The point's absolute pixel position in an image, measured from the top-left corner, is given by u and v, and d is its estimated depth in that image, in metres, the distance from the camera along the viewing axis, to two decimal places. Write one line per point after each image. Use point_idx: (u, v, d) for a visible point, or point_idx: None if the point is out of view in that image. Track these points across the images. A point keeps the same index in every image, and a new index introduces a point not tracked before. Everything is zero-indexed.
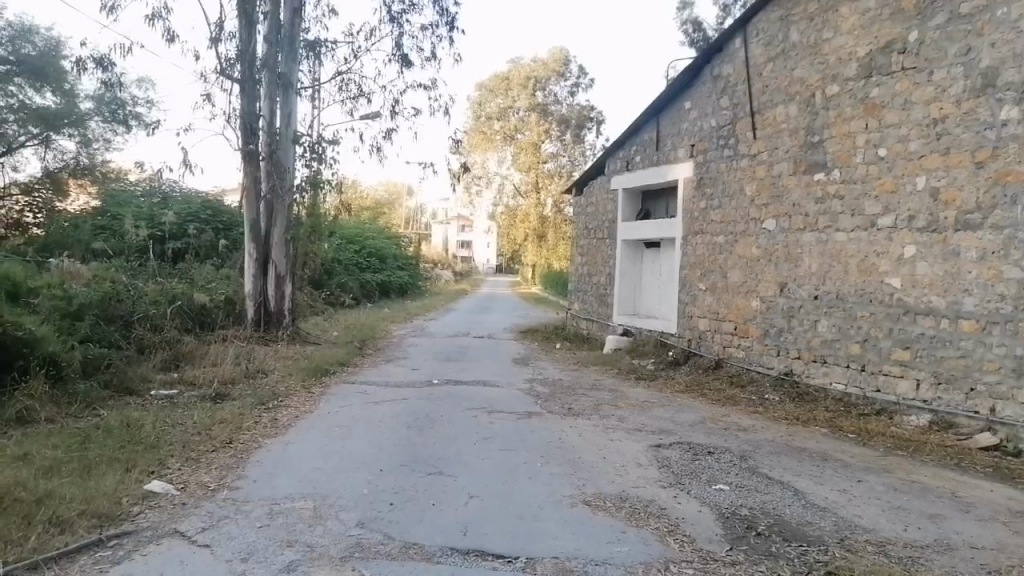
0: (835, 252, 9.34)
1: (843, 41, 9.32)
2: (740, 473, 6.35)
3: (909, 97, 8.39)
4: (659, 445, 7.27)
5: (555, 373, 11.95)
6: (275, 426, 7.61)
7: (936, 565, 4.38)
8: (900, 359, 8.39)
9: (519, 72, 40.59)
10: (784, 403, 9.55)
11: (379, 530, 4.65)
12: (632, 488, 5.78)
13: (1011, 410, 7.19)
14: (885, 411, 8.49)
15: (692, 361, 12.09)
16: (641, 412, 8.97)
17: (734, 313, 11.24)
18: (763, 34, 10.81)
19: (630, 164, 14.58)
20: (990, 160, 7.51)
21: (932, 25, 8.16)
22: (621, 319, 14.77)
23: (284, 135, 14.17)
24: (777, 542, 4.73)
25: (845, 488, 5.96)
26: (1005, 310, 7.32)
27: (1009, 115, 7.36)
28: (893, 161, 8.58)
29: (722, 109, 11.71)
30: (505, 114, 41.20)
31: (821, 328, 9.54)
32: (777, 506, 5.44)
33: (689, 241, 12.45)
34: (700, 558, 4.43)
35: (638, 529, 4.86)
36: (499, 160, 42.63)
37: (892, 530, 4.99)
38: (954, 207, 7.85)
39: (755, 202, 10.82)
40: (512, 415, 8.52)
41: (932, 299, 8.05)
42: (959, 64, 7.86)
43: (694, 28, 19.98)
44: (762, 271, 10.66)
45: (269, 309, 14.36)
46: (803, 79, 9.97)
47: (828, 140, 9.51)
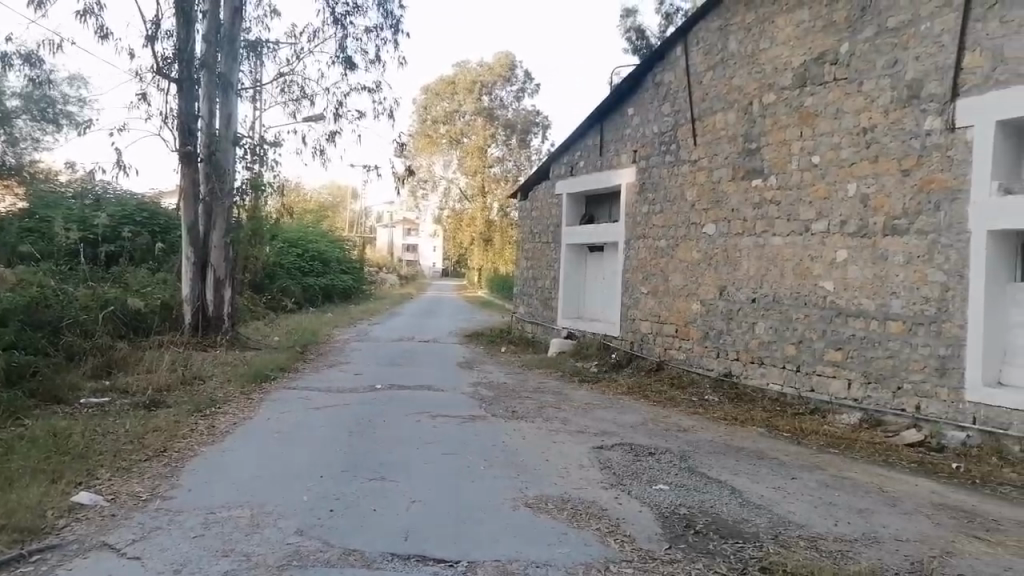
0: (772, 255, 9.59)
1: (779, 51, 9.62)
2: (680, 472, 6.47)
3: (841, 106, 8.69)
4: (602, 446, 7.35)
5: (499, 377, 11.94)
6: (212, 433, 7.43)
7: (864, 558, 4.54)
8: (833, 359, 8.67)
9: (465, 76, 40.53)
10: (723, 403, 9.77)
11: (319, 537, 4.58)
12: (575, 489, 5.84)
13: (934, 407, 7.50)
14: (819, 410, 8.77)
15: (634, 363, 12.25)
16: (585, 414, 9.06)
17: (675, 316, 11.43)
18: (703, 42, 11.05)
19: (574, 169, 14.70)
20: (915, 167, 7.81)
21: (862, 37, 8.49)
22: (565, 322, 14.88)
23: (223, 137, 13.86)
24: (714, 539, 4.83)
25: (779, 486, 6.13)
26: (930, 311, 7.62)
27: (933, 125, 7.66)
28: (827, 167, 8.85)
29: (665, 115, 11.92)
30: (451, 118, 41.03)
31: (759, 329, 9.79)
32: (715, 505, 5.56)
33: (632, 244, 12.62)
34: (640, 557, 4.50)
35: (579, 530, 4.91)
36: (445, 163, 42.39)
37: (823, 525, 5.15)
38: (883, 212, 8.15)
39: (696, 206, 11.04)
40: (455, 418, 8.52)
41: (862, 301, 8.34)
42: (887, 76, 8.17)
43: (637, 36, 20.29)
44: (702, 274, 10.88)
45: (207, 314, 14.04)
46: (742, 86, 10.23)
47: (765, 147, 9.77)
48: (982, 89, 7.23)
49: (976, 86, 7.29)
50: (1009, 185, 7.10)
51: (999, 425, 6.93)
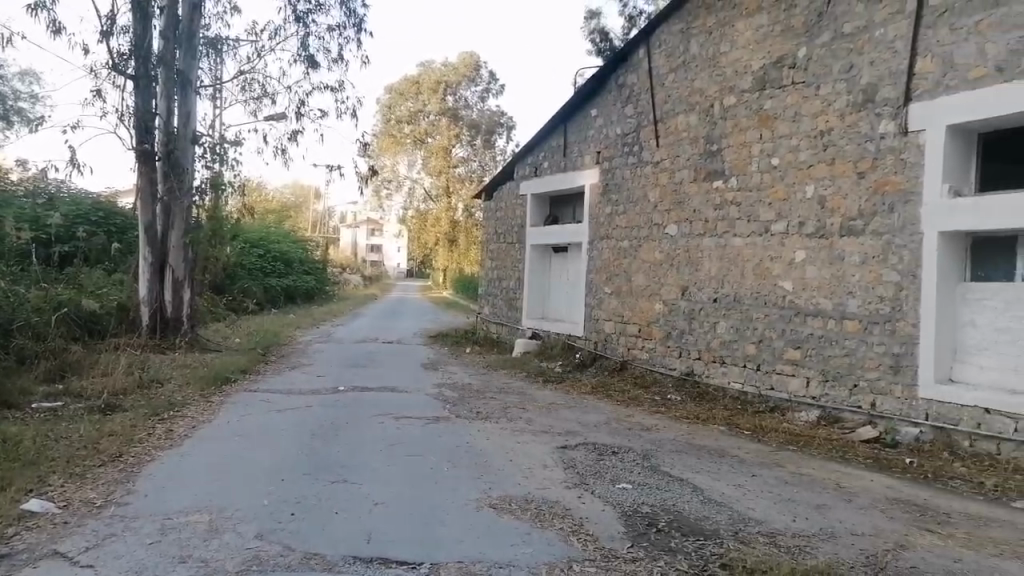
0: (733, 255, 9.73)
1: (738, 55, 9.78)
2: (643, 471, 6.53)
3: (799, 109, 8.85)
4: (566, 446, 7.38)
5: (464, 377, 11.91)
6: (170, 437, 7.30)
7: (821, 553, 4.63)
8: (791, 358, 8.83)
9: (429, 76, 40.44)
10: (685, 402, 9.89)
11: (280, 541, 4.52)
12: (539, 489, 5.85)
13: (888, 404, 7.68)
14: (778, 408, 8.92)
15: (598, 363, 12.33)
16: (549, 414, 9.08)
17: (638, 315, 11.53)
18: (665, 44, 11.17)
19: (539, 170, 14.74)
20: (870, 170, 7.99)
21: (819, 42, 8.66)
22: (530, 322, 14.91)
23: (182, 135, 13.55)
24: (676, 537, 4.89)
25: (740, 483, 6.21)
26: (884, 310, 7.80)
27: (887, 129, 7.83)
28: (786, 169, 9.01)
29: (628, 117, 12.02)
30: (415, 118, 40.90)
31: (720, 329, 9.92)
32: (677, 503, 5.62)
33: (596, 245, 12.69)
34: (602, 556, 4.53)
35: (543, 530, 4.92)
36: (410, 163, 42.16)
37: (782, 521, 5.24)
38: (839, 213, 8.31)
39: (658, 207, 11.14)
40: (419, 420, 8.47)
41: (820, 301, 8.51)
42: (843, 80, 8.35)
43: (601, 37, 20.38)
44: (664, 274, 10.99)
45: (165, 316, 13.77)
46: (703, 89, 10.36)
47: (726, 149, 9.91)
48: (933, 94, 7.42)
49: (928, 91, 7.48)
50: (959, 188, 7.28)
51: (949, 420, 7.11)
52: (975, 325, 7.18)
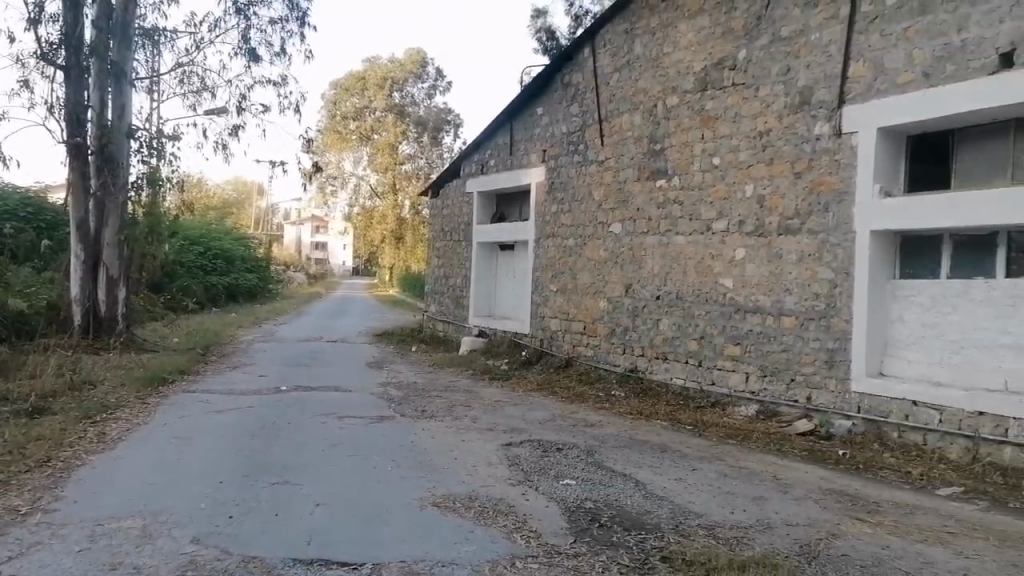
0: (676, 254, 9.89)
1: (681, 56, 9.94)
2: (587, 467, 6.58)
3: (739, 110, 9.04)
4: (510, 443, 7.40)
5: (409, 376, 11.84)
6: (102, 441, 7.05)
7: (757, 544, 4.74)
8: (731, 354, 9.02)
9: (375, 72, 40.14)
10: (629, 398, 10.03)
11: (217, 545, 4.42)
12: (483, 487, 5.85)
13: (823, 398, 7.92)
14: (719, 403, 9.11)
15: (543, 360, 12.39)
16: (494, 411, 9.09)
17: (584, 313, 11.62)
18: (610, 44, 11.28)
19: (485, 168, 14.74)
20: (806, 171, 8.21)
21: (758, 44, 8.86)
22: (476, 320, 14.91)
23: (116, 128, 13.13)
24: (618, 531, 4.95)
25: (681, 477, 6.32)
26: (819, 307, 8.03)
27: (822, 130, 8.06)
28: (726, 169, 9.19)
29: (573, 116, 12.10)
30: (361, 114, 40.53)
31: (663, 326, 10.07)
32: (620, 497, 5.69)
33: (541, 243, 12.74)
34: (545, 552, 4.55)
35: (486, 528, 4.92)
36: (355, 160, 41.64)
37: (721, 514, 5.36)
38: (777, 213, 8.52)
39: (603, 206, 11.25)
40: (363, 419, 8.39)
41: (759, 298, 8.71)
42: (781, 82, 8.56)
43: (547, 36, 20.47)
44: (609, 272, 11.11)
45: (99, 315, 13.30)
46: (646, 89, 10.50)
47: (669, 149, 10.06)
48: (865, 97, 7.66)
49: (860, 94, 7.71)
50: (890, 188, 7.53)
51: (880, 413, 7.37)
52: (904, 321, 7.44)
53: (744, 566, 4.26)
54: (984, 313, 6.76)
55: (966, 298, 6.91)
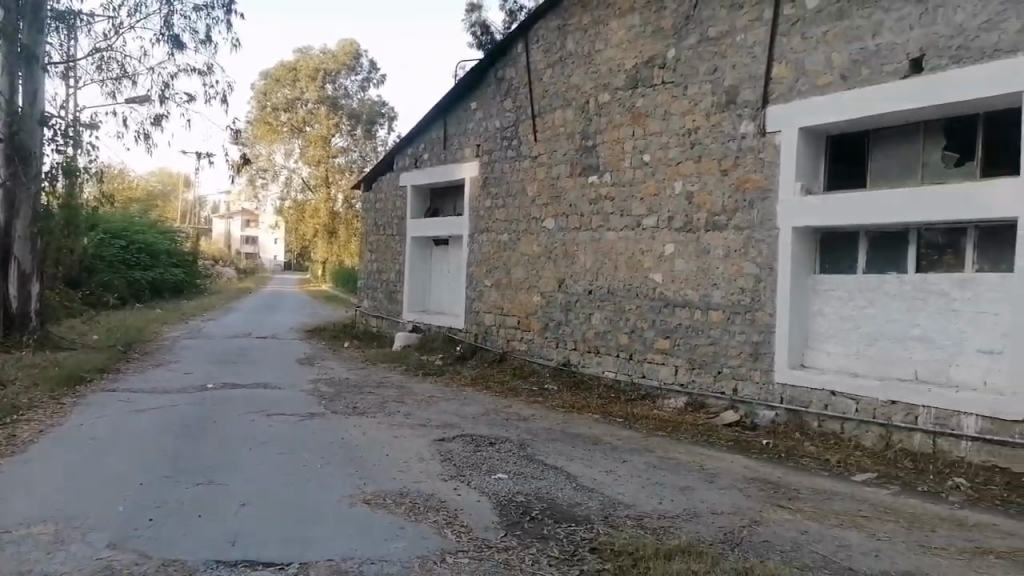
0: (607, 249, 10.02)
1: (612, 54, 10.07)
2: (519, 461, 6.61)
3: (668, 108, 9.21)
4: (443, 439, 7.37)
5: (341, 372, 11.66)
6: (12, 444, 6.71)
7: (684, 532, 4.86)
8: (661, 348, 9.21)
9: (307, 63, 39.44)
10: (562, 392, 10.12)
11: (135, 549, 4.27)
12: (414, 483, 5.81)
13: (748, 389, 8.17)
14: (649, 395, 9.29)
15: (478, 355, 12.37)
16: (428, 407, 9.05)
17: (517, 308, 11.67)
18: (543, 40, 11.34)
19: (418, 162, 14.63)
20: (732, 169, 8.42)
21: (686, 44, 9.05)
22: (410, 316, 14.79)
23: (28, 114, 12.49)
24: (549, 524, 4.99)
25: (611, 469, 6.41)
26: (744, 301, 8.25)
27: (747, 129, 8.28)
28: (656, 166, 9.34)
29: (506, 111, 12.12)
30: (292, 106, 39.69)
31: (595, 320, 10.20)
32: (551, 490, 5.74)
33: (475, 238, 12.72)
34: (475, 546, 4.56)
35: (417, 524, 4.89)
36: (287, 152, 40.70)
37: (649, 504, 5.47)
38: (705, 209, 8.71)
39: (537, 201, 11.30)
40: (293, 416, 8.22)
41: (687, 293, 8.91)
42: (708, 81, 8.75)
43: (482, 30, 20.43)
44: (542, 267, 11.18)
45: (10, 312, 12.76)
46: (579, 85, 10.59)
47: (601, 145, 10.18)
48: (787, 98, 7.90)
49: (783, 95, 7.95)
50: (810, 186, 7.79)
51: (801, 403, 7.64)
52: (824, 314, 7.72)
53: (670, 555, 4.35)
54: (897, 306, 7.07)
55: (880, 292, 7.22)
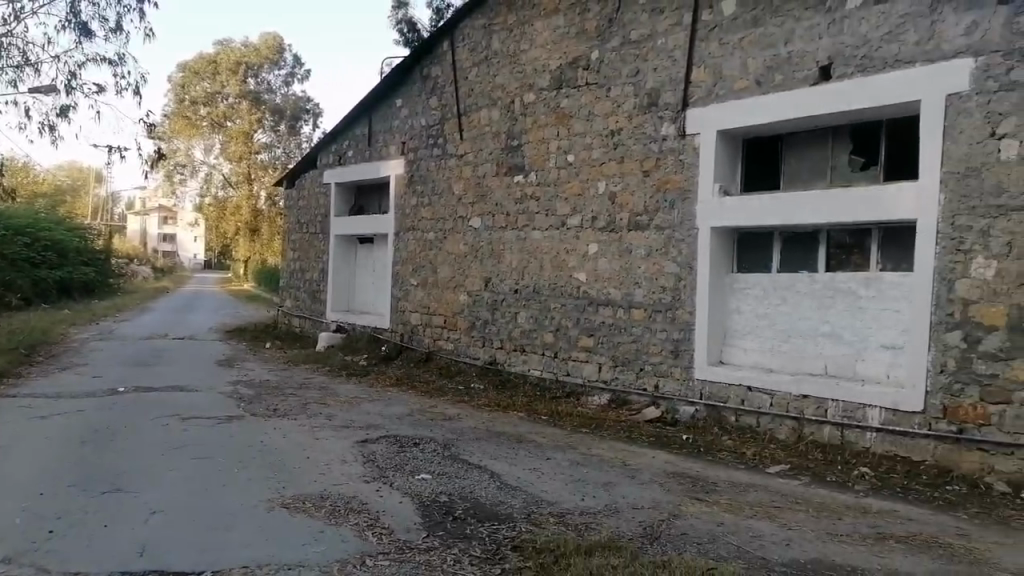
0: (533, 248, 10.08)
1: (537, 54, 10.14)
2: (443, 461, 6.57)
3: (592, 109, 9.33)
4: (366, 440, 7.27)
5: (262, 374, 11.37)
6: None
7: (605, 528, 4.92)
8: (585, 346, 9.32)
9: (228, 55, 38.17)
10: (488, 391, 10.12)
11: (32, 564, 4.04)
12: (336, 486, 5.71)
13: (668, 386, 8.35)
14: (574, 393, 9.39)
15: (404, 355, 12.26)
16: (351, 408, 8.90)
17: (443, 307, 11.62)
18: (468, 38, 11.31)
19: (343, 159, 14.39)
20: (654, 169, 8.58)
21: (609, 46, 9.17)
22: (334, 315, 14.53)
23: None
24: (472, 523, 4.98)
25: (535, 467, 6.44)
26: (665, 299, 8.43)
27: (668, 131, 8.45)
28: (580, 166, 9.44)
29: (432, 109, 12.04)
30: (212, 100, 38.42)
31: (521, 319, 10.25)
32: (474, 490, 5.73)
33: (401, 236, 12.60)
34: (397, 548, 4.50)
35: (337, 527, 4.80)
36: (206, 148, 39.41)
37: (571, 500, 5.52)
38: (627, 209, 8.85)
39: (463, 200, 11.28)
40: (210, 420, 7.96)
41: (610, 291, 9.04)
42: (630, 83, 8.90)
43: (409, 28, 20.25)
44: (468, 266, 11.16)
45: None
46: (504, 85, 10.62)
47: (525, 145, 10.23)
48: (706, 102, 8.11)
49: (701, 98, 8.16)
50: (728, 188, 8.02)
51: (719, 398, 7.86)
52: (741, 311, 7.96)
53: (590, 550, 4.41)
54: (808, 304, 7.36)
55: (793, 291, 7.49)
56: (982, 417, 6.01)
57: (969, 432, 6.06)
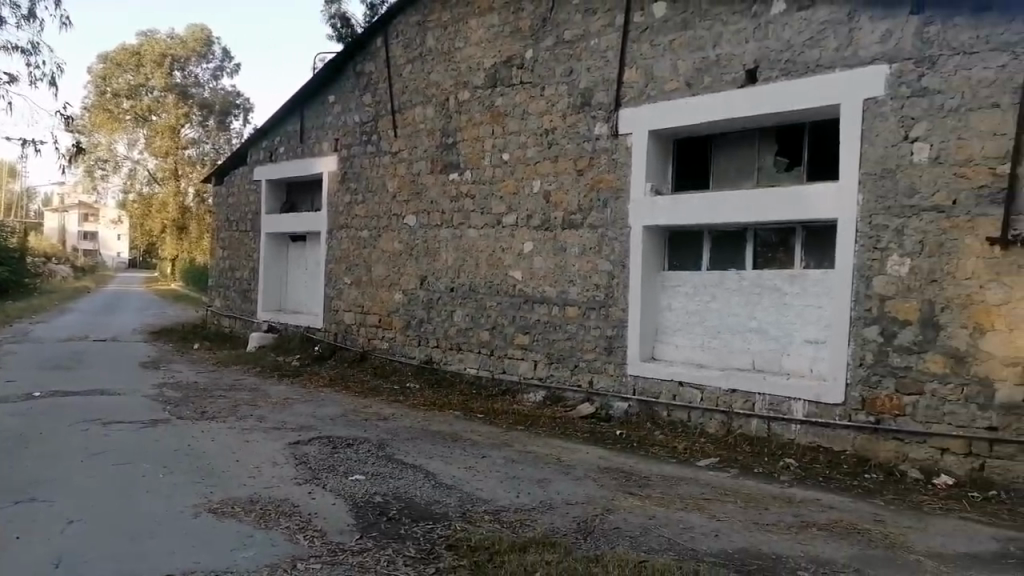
0: (468, 246, 10.07)
1: (471, 52, 10.12)
2: (377, 461, 6.50)
3: (526, 108, 9.36)
4: (298, 442, 7.13)
5: (189, 376, 11.03)
6: None
7: (540, 524, 4.95)
8: (520, 343, 9.36)
9: (152, 47, 36.83)
10: (423, 390, 10.06)
11: None
12: (266, 489, 5.58)
13: (602, 382, 8.46)
14: (509, 390, 9.42)
15: (337, 355, 12.07)
16: (282, 410, 8.71)
17: (377, 306, 11.49)
18: (402, 35, 11.22)
19: (273, 156, 14.07)
20: (587, 168, 8.67)
21: (543, 46, 9.23)
22: (265, 315, 14.19)
23: None
24: (406, 523, 4.94)
25: (469, 466, 6.43)
26: (598, 297, 8.53)
27: (601, 131, 8.55)
28: (515, 164, 9.48)
29: (365, 106, 11.89)
30: (135, 93, 36.78)
31: (457, 318, 10.22)
32: (409, 489, 5.69)
33: (334, 234, 12.40)
34: (329, 550, 4.43)
35: (267, 531, 4.70)
36: (129, 142, 37.96)
37: (506, 498, 5.53)
38: (562, 208, 8.91)
39: (397, 197, 11.18)
40: (133, 424, 7.67)
41: (545, 289, 9.09)
42: (564, 83, 8.97)
43: (341, 23, 19.94)
44: (402, 265, 11.07)
45: None
46: (438, 83, 10.57)
47: (460, 142, 10.21)
48: (638, 102, 8.24)
49: (633, 99, 8.28)
50: (659, 187, 8.17)
51: (652, 394, 8.00)
52: (672, 308, 8.12)
53: (524, 547, 4.43)
54: (736, 301, 7.56)
55: (722, 288, 7.69)
56: (897, 408, 6.28)
57: (885, 422, 6.33)
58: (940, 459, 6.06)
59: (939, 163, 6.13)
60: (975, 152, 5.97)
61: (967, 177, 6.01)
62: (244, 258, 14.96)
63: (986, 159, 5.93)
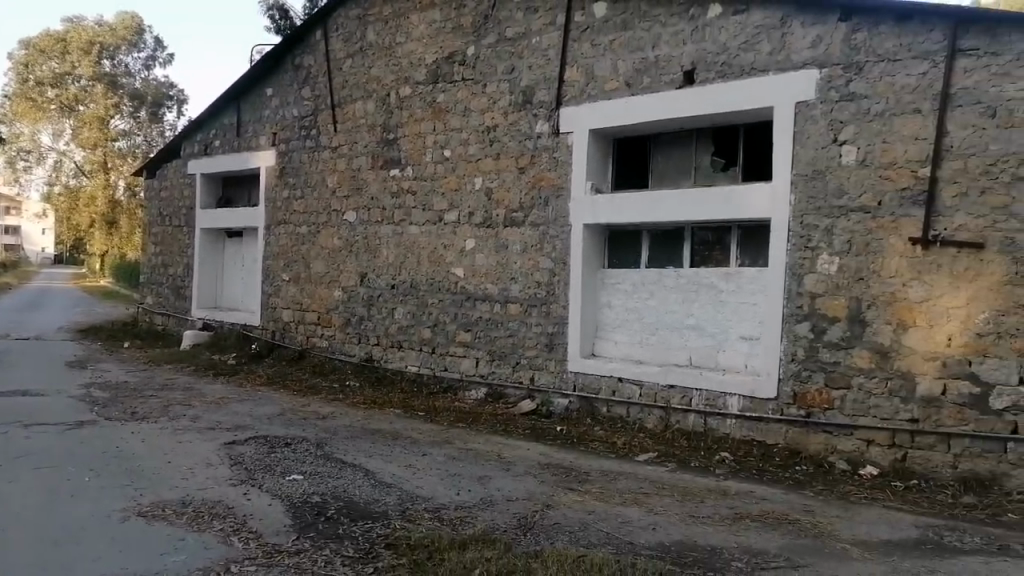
0: (409, 243, 9.99)
1: (413, 47, 10.05)
2: (315, 461, 6.40)
3: (468, 105, 9.34)
4: (233, 442, 6.97)
5: (119, 376, 10.67)
6: None
7: (480, 521, 4.94)
8: (462, 341, 9.34)
9: (79, 34, 35.42)
10: (363, 389, 9.95)
11: None
12: (199, 491, 5.43)
13: (543, 379, 8.51)
14: (451, 388, 9.39)
15: (275, 354, 11.84)
16: (217, 409, 8.51)
17: (316, 303, 11.31)
18: (342, 29, 11.06)
19: (208, 149, 13.70)
20: (529, 166, 8.70)
21: (485, 43, 9.22)
22: (200, 313, 13.81)
23: None
24: (344, 523, 4.87)
25: (410, 464, 6.39)
26: (540, 294, 8.57)
27: (542, 129, 8.59)
28: (456, 161, 9.44)
29: (304, 100, 11.67)
30: (60, 82, 35.58)
31: (398, 315, 10.13)
32: (348, 489, 5.62)
33: (271, 230, 12.15)
34: (264, 552, 4.34)
35: (199, 534, 4.57)
36: (55, 133, 36.45)
37: (446, 495, 5.52)
38: (503, 205, 8.92)
39: (337, 193, 11.02)
40: (59, 426, 7.38)
41: (487, 287, 9.09)
42: (506, 80, 8.98)
43: (280, 15, 19.52)
44: (342, 262, 10.92)
45: None
46: (379, 77, 10.46)
47: (402, 138, 10.12)
48: (578, 101, 8.31)
49: (574, 98, 8.35)
50: (599, 185, 8.26)
51: (592, 390, 8.09)
52: (611, 306, 8.22)
53: (463, 545, 4.42)
54: (674, 299, 7.70)
55: (660, 285, 7.82)
56: (826, 401, 6.50)
57: (815, 415, 6.55)
58: (865, 451, 6.30)
59: (865, 166, 6.36)
60: (898, 155, 6.21)
61: (890, 179, 6.24)
62: (178, 254, 14.53)
63: (908, 161, 6.17)
